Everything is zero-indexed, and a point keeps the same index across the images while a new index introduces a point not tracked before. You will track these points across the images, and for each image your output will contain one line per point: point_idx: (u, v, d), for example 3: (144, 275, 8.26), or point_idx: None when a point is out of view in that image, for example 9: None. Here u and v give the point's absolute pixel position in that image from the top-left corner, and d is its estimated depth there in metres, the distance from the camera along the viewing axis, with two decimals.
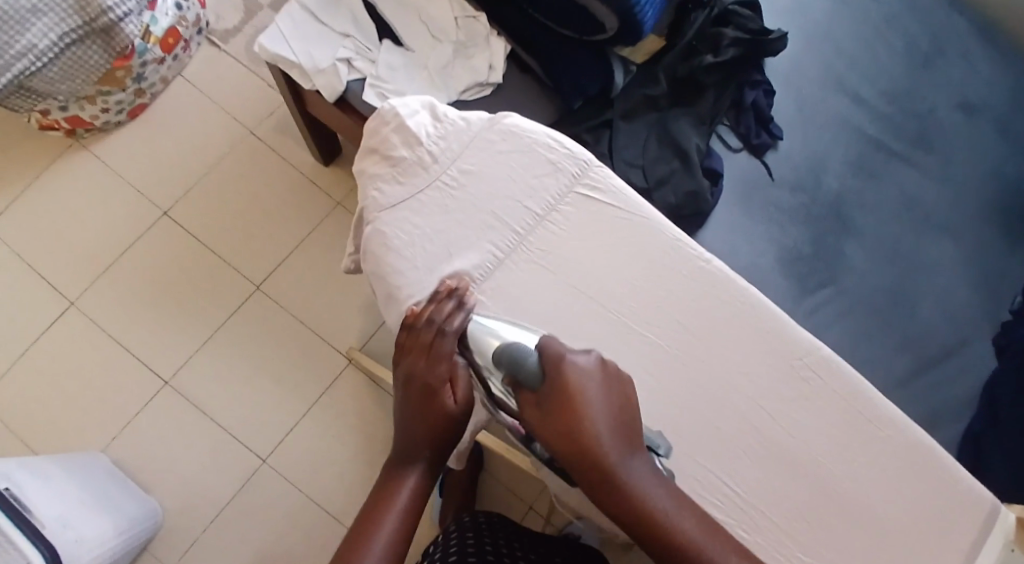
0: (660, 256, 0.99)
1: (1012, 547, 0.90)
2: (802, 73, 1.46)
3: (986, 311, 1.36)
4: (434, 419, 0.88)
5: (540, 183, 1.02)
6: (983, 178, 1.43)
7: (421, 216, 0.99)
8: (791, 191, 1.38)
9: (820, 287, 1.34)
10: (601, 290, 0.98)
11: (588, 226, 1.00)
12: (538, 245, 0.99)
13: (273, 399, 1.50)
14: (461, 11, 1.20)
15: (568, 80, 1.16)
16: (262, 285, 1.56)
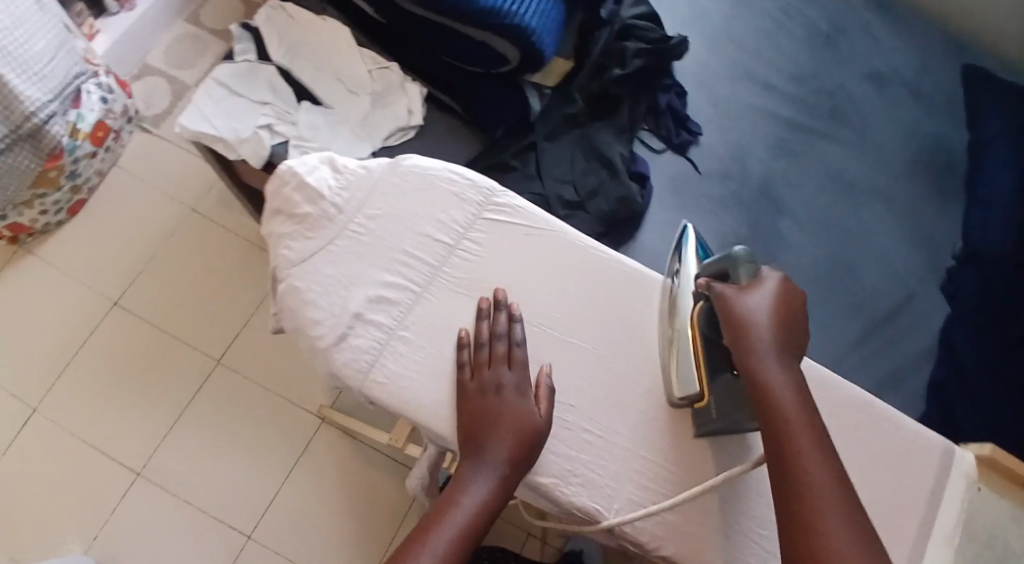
0: (575, 266, 0.99)
1: (977, 485, 0.88)
2: (711, 68, 1.51)
3: (921, 263, 1.43)
4: (507, 431, 0.88)
5: (446, 215, 1.00)
6: (898, 141, 1.50)
7: (337, 266, 0.97)
8: (717, 181, 1.43)
9: (763, 267, 1.39)
10: (524, 307, 0.97)
11: (500, 248, 0.99)
12: (455, 273, 0.97)
13: (250, 470, 1.49)
14: (373, 63, 1.25)
15: (491, 112, 1.22)
16: (223, 357, 1.57)
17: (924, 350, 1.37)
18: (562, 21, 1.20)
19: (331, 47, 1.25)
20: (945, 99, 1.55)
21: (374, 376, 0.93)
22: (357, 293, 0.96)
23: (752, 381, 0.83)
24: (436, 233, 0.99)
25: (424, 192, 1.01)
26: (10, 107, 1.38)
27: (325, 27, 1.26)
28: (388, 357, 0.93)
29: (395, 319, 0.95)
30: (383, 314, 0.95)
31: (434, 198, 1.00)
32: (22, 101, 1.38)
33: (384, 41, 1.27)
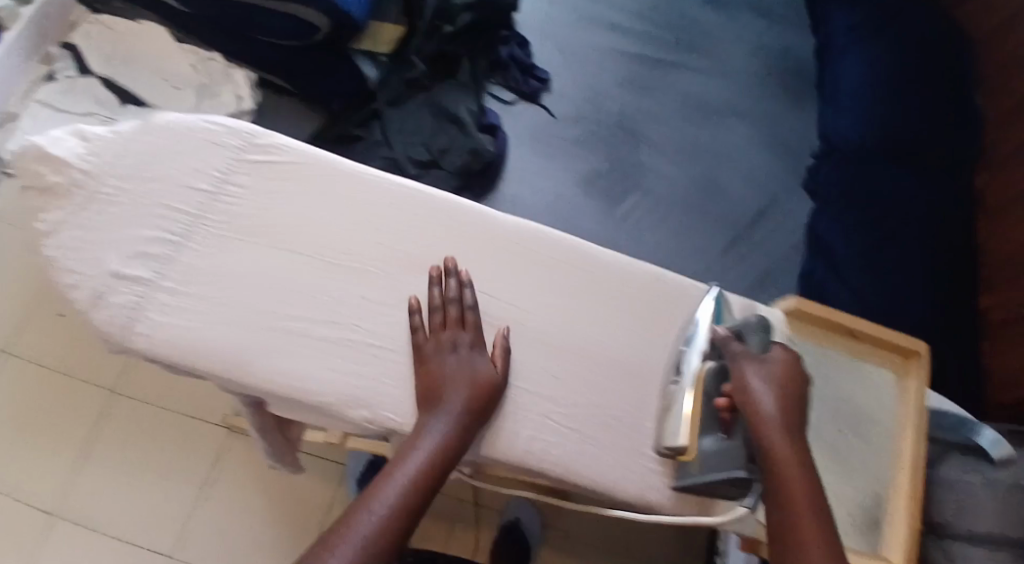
0: (355, 193, 0.89)
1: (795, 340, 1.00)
2: (554, 16, 1.52)
3: (779, 168, 1.49)
4: (460, 386, 0.79)
5: (200, 163, 0.87)
6: (744, 59, 1.55)
7: (98, 228, 0.84)
8: (575, 123, 1.46)
9: (627, 195, 1.44)
10: (298, 243, 0.86)
11: (268, 186, 0.87)
12: (217, 221, 0.86)
13: (164, 493, 1.38)
14: (194, 56, 1.24)
15: (325, 86, 1.27)
16: (115, 387, 1.43)
17: (789, 248, 1.45)
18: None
19: (152, 48, 1.24)
20: (784, 12, 1.60)
21: (140, 328, 0.81)
22: (113, 255, 0.83)
23: (755, 449, 0.77)
24: (190, 183, 0.86)
25: (173, 138, 0.88)
26: None
27: (142, 31, 1.25)
28: (150, 309, 0.82)
29: (156, 271, 0.83)
30: (141, 271, 0.83)
31: (184, 148, 0.87)
32: None
33: (197, 32, 1.24)
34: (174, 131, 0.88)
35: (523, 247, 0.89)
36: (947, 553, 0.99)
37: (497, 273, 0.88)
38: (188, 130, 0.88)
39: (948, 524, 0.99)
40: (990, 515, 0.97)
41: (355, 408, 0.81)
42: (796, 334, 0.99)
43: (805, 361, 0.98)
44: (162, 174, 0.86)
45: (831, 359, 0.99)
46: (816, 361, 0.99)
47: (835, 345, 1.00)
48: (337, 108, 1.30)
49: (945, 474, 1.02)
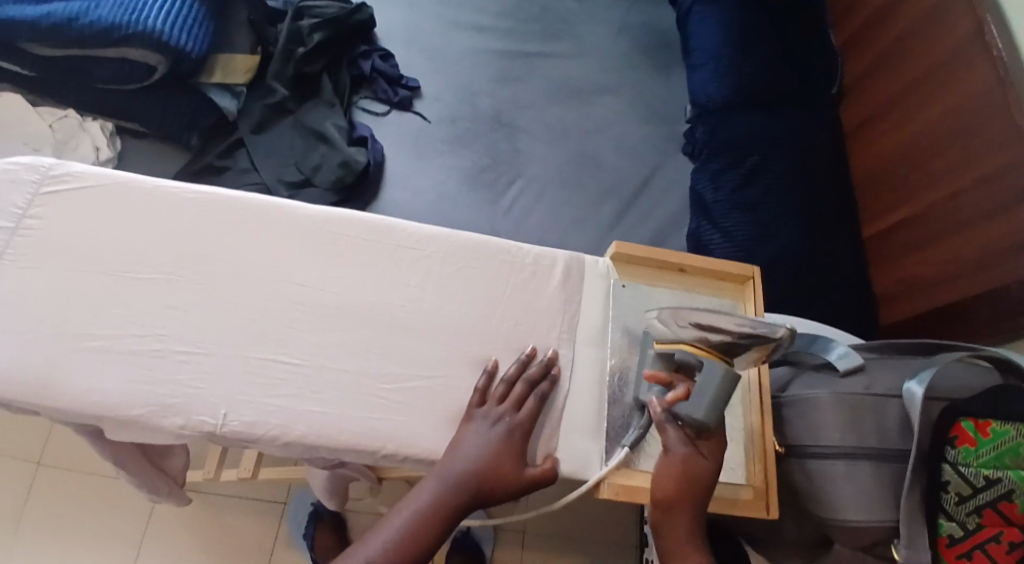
0: (155, 208, 0.95)
1: (623, 283, 1.00)
2: (417, 28, 1.58)
3: (657, 136, 1.52)
4: (502, 435, 0.88)
5: (0, 203, 0.93)
6: (609, 39, 1.60)
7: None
8: (448, 126, 1.48)
9: (511, 185, 1.44)
10: (105, 261, 0.92)
11: (71, 215, 0.94)
12: (23, 254, 0.91)
13: (103, 555, 1.37)
14: (51, 117, 1.31)
15: (172, 122, 1.34)
16: (41, 458, 1.43)
17: (676, 212, 1.45)
18: (197, 20, 1.33)
19: (7, 117, 1.29)
20: None
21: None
22: None
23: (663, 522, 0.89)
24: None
25: None
26: None
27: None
28: None
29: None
30: None
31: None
32: None
33: (51, 94, 1.32)
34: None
35: (328, 232, 0.96)
36: (807, 471, 0.99)
37: (310, 263, 0.94)
38: None
39: (802, 442, 0.99)
40: (838, 424, 0.97)
41: (167, 417, 0.86)
42: (619, 278, 1.00)
43: (635, 302, 0.99)
44: None
45: (660, 298, 1.00)
46: (650, 297, 0.99)
47: (665, 284, 1.02)
48: (198, 142, 1.36)
49: (798, 393, 1.02)
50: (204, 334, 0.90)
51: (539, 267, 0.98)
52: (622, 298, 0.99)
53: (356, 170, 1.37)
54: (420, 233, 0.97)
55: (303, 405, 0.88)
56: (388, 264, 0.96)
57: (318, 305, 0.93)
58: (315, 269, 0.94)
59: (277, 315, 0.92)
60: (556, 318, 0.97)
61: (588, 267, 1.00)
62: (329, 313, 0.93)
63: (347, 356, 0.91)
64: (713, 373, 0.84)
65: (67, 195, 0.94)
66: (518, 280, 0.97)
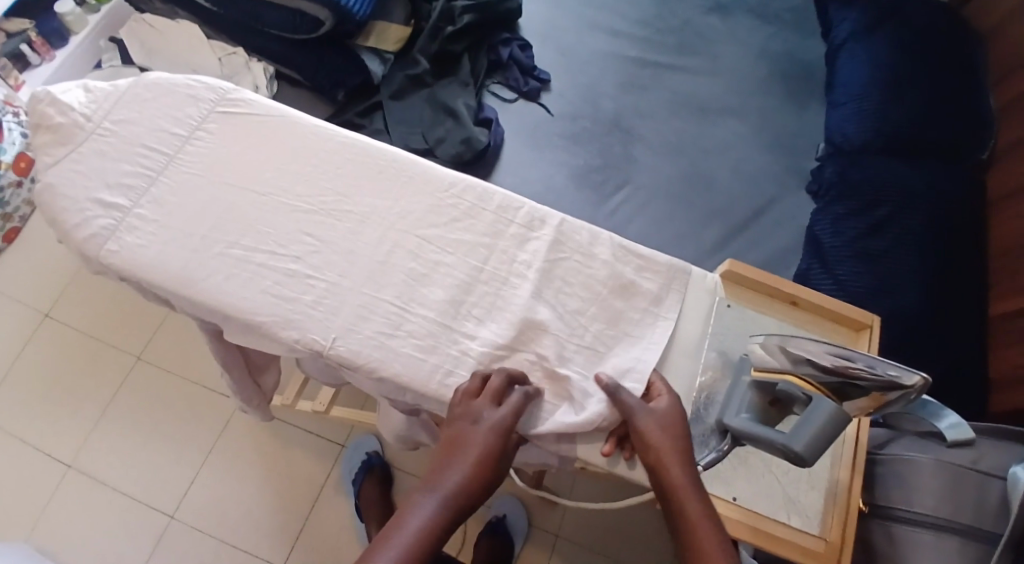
0: (305, 144, 0.97)
1: (728, 303, 0.96)
2: (557, 24, 1.58)
3: (782, 166, 1.45)
4: (480, 471, 0.80)
5: (177, 112, 0.98)
6: (747, 62, 1.55)
7: (86, 158, 0.94)
8: (569, 121, 1.48)
9: (619, 190, 1.42)
10: (258, 182, 0.95)
11: (237, 136, 0.97)
12: (192, 161, 0.95)
13: (172, 455, 1.47)
14: (221, 51, 1.40)
15: (326, 78, 1.38)
16: (143, 354, 1.54)
17: (788, 247, 1.38)
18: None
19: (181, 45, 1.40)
20: (791, 17, 1.59)
21: (108, 247, 0.90)
22: (96, 184, 0.93)
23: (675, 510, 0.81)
24: (167, 126, 0.96)
25: (161, 94, 0.98)
26: None
27: (177, 29, 1.41)
28: (124, 230, 0.91)
29: (131, 200, 0.93)
30: (117, 193, 0.93)
31: (164, 98, 0.97)
32: None
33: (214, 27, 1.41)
34: (156, 84, 0.98)
35: (451, 197, 0.96)
36: (889, 535, 0.93)
37: (422, 220, 0.95)
38: (172, 87, 0.99)
39: (890, 503, 0.93)
40: (935, 491, 0.91)
41: (285, 329, 0.88)
42: (726, 297, 0.96)
43: (738, 325, 0.95)
44: (145, 119, 0.96)
45: (765, 326, 0.96)
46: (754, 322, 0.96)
47: (773, 313, 0.98)
48: (343, 99, 1.40)
49: (897, 453, 0.96)
50: (323, 266, 0.91)
51: (646, 270, 0.95)
52: (724, 318, 0.95)
53: (476, 148, 1.38)
54: (538, 215, 0.96)
55: (384, 353, 0.88)
56: (493, 237, 0.95)
57: (418, 258, 0.93)
58: (425, 227, 0.94)
59: (390, 265, 0.92)
60: (654, 325, 0.93)
61: (698, 281, 0.96)
62: (423, 272, 0.92)
63: (433, 316, 0.90)
64: (822, 408, 0.78)
65: (237, 118, 0.98)
66: (626, 278, 0.94)
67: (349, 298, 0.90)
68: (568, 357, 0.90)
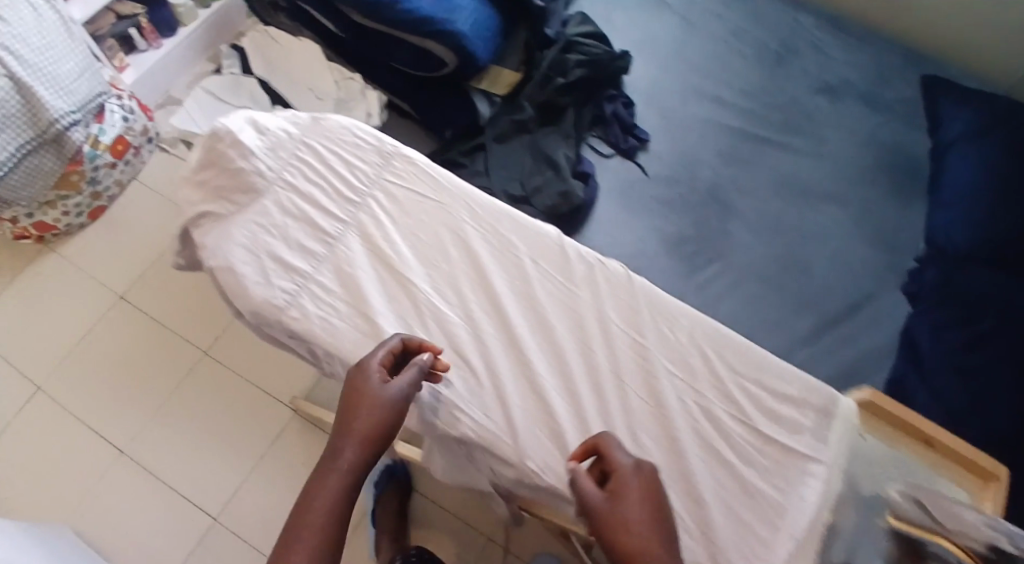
0: (477, 218, 0.94)
1: (864, 434, 0.88)
2: (662, 86, 1.58)
3: (879, 262, 1.43)
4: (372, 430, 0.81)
5: (347, 169, 0.96)
6: (852, 151, 1.53)
7: (260, 209, 0.94)
8: (665, 185, 1.48)
9: (709, 263, 1.41)
10: (419, 249, 0.93)
11: (405, 206, 0.95)
12: (367, 228, 0.93)
13: (223, 455, 1.50)
14: (340, 75, 1.39)
15: (437, 116, 1.39)
16: (210, 349, 1.58)
17: (881, 347, 1.35)
18: (495, 31, 1.31)
19: (301, 61, 1.40)
20: (901, 109, 1.57)
21: (290, 313, 0.88)
22: (279, 243, 0.92)
23: None
24: (343, 189, 0.95)
25: (331, 147, 0.97)
26: (37, 113, 1.42)
27: (300, 46, 1.40)
28: (305, 297, 0.89)
29: (315, 265, 0.91)
30: (294, 249, 0.92)
31: (335, 151, 0.97)
32: (48, 108, 1.42)
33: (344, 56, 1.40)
34: (330, 138, 0.97)
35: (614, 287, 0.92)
36: None
37: (551, 293, 0.92)
38: (344, 145, 0.97)
39: None
40: None
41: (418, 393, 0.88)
42: (863, 427, 0.88)
43: (873, 459, 0.87)
44: (318, 174, 0.95)
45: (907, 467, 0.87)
46: (886, 458, 0.87)
47: (907, 449, 0.99)
48: (449, 137, 1.40)
49: None
50: (476, 343, 0.89)
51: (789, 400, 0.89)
52: (860, 449, 0.87)
53: (572, 203, 1.38)
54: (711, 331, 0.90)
55: (484, 402, 0.86)
56: (627, 328, 0.91)
57: (541, 324, 0.90)
58: (552, 301, 0.92)
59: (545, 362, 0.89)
60: (798, 478, 0.86)
61: (839, 415, 0.88)
62: (552, 349, 0.90)
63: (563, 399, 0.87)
64: None
65: (405, 181, 0.96)
66: (774, 409, 0.89)
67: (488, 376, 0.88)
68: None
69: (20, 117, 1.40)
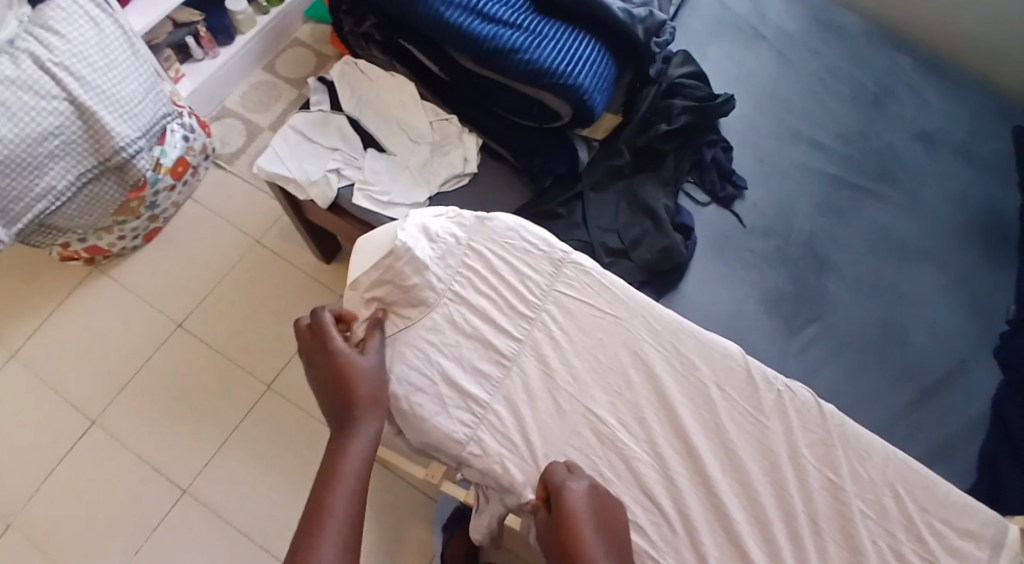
0: (646, 342, 1.02)
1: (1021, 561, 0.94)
2: (757, 127, 1.51)
3: (970, 329, 1.36)
4: (368, 393, 0.95)
5: (522, 286, 1.04)
6: (945, 205, 1.46)
7: (434, 325, 1.02)
8: (764, 237, 1.41)
9: (808, 324, 1.35)
10: (594, 369, 1.01)
11: (577, 325, 1.03)
12: (538, 348, 1.02)
13: (290, 494, 1.41)
14: (434, 115, 1.38)
15: (538, 164, 1.34)
16: (274, 384, 1.48)
17: (974, 420, 1.29)
18: (612, 81, 1.31)
19: (392, 101, 1.38)
20: (995, 164, 1.50)
21: (471, 448, 0.97)
22: (456, 364, 1.00)
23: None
24: (518, 307, 1.03)
25: (502, 259, 1.06)
26: (100, 139, 1.32)
27: (390, 81, 1.39)
28: (485, 430, 0.98)
29: (490, 394, 0.99)
30: (467, 374, 1.00)
31: (508, 265, 1.05)
32: (112, 134, 1.32)
33: (443, 95, 1.40)
34: (501, 247, 1.05)
35: (777, 398, 1.00)
36: None
37: (740, 423, 1.00)
38: (517, 256, 1.06)
39: None
40: None
41: None
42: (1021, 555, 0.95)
43: None
44: (490, 289, 1.04)
45: None
46: None
47: None
48: (547, 186, 1.36)
49: None
50: (648, 453, 0.98)
51: (956, 528, 0.96)
52: None
53: (674, 259, 1.32)
54: (866, 444, 0.99)
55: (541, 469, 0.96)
56: (821, 466, 0.98)
57: (729, 453, 0.98)
58: (742, 432, 0.99)
59: (711, 466, 0.97)
60: None
61: (1008, 546, 0.95)
62: (741, 486, 0.97)
63: (725, 513, 0.95)
64: None
65: (572, 297, 1.04)
66: (950, 542, 0.95)
67: (661, 489, 0.96)
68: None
69: (81, 144, 1.31)
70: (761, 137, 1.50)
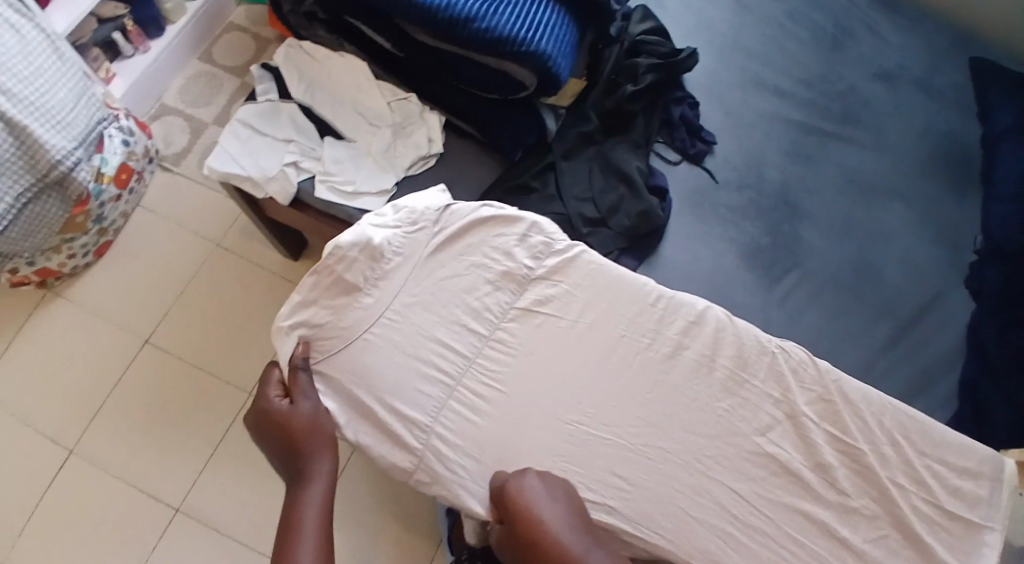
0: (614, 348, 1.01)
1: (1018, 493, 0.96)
2: (721, 78, 1.48)
3: (942, 262, 1.35)
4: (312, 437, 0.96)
5: (475, 304, 1.03)
6: (911, 140, 1.44)
7: (367, 347, 1.01)
8: (737, 190, 1.38)
9: (787, 273, 1.32)
10: (549, 382, 1.00)
11: (541, 340, 1.02)
12: (489, 367, 1.00)
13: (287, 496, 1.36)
14: (392, 96, 1.31)
15: (507, 138, 1.29)
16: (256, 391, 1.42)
17: (949, 351, 1.29)
18: (574, 45, 1.27)
19: (344, 85, 1.32)
20: (955, 95, 1.49)
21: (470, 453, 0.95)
22: (400, 389, 0.99)
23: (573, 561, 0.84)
24: (474, 326, 1.02)
25: (461, 277, 1.04)
26: (35, 155, 1.23)
27: (341, 64, 1.32)
28: (431, 457, 0.96)
29: (430, 417, 0.98)
30: (419, 398, 0.98)
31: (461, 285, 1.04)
32: (48, 148, 1.23)
33: (399, 73, 1.33)
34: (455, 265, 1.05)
35: (777, 357, 1.00)
36: None
37: (738, 390, 0.99)
38: (474, 272, 1.05)
39: None
40: None
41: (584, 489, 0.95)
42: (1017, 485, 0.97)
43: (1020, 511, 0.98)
44: (441, 310, 1.02)
45: None
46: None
47: None
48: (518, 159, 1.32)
49: None
50: (645, 432, 0.98)
51: (955, 469, 0.96)
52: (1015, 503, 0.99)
53: (653, 223, 1.29)
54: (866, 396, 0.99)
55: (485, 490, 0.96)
56: (823, 422, 0.97)
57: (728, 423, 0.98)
58: (743, 399, 0.98)
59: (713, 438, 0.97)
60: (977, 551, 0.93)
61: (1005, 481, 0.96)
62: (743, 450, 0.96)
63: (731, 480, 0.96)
64: None
65: (529, 311, 1.03)
66: (950, 483, 0.95)
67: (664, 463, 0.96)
68: (839, 530, 0.94)
69: (16, 162, 1.22)
70: (725, 88, 1.47)
